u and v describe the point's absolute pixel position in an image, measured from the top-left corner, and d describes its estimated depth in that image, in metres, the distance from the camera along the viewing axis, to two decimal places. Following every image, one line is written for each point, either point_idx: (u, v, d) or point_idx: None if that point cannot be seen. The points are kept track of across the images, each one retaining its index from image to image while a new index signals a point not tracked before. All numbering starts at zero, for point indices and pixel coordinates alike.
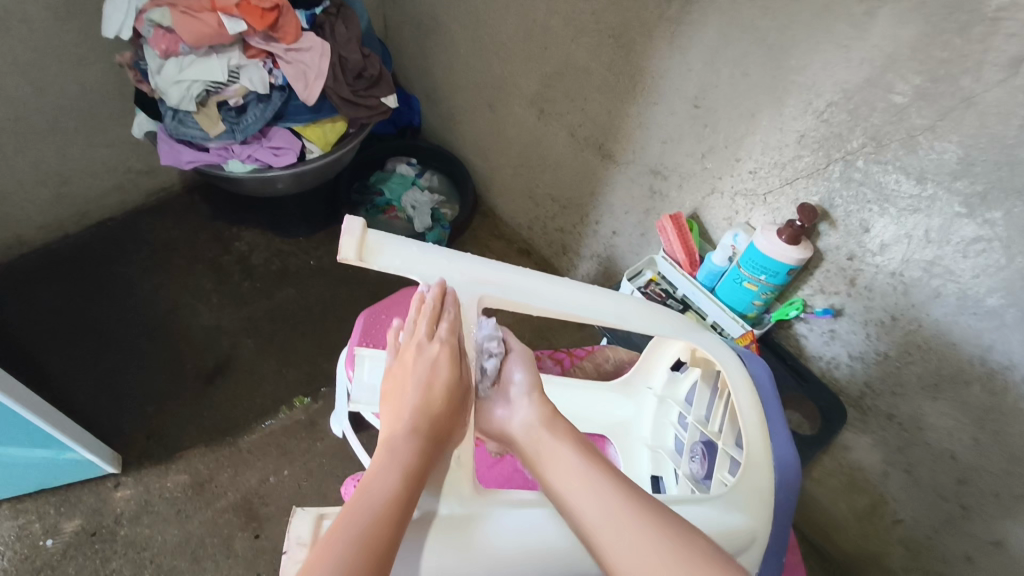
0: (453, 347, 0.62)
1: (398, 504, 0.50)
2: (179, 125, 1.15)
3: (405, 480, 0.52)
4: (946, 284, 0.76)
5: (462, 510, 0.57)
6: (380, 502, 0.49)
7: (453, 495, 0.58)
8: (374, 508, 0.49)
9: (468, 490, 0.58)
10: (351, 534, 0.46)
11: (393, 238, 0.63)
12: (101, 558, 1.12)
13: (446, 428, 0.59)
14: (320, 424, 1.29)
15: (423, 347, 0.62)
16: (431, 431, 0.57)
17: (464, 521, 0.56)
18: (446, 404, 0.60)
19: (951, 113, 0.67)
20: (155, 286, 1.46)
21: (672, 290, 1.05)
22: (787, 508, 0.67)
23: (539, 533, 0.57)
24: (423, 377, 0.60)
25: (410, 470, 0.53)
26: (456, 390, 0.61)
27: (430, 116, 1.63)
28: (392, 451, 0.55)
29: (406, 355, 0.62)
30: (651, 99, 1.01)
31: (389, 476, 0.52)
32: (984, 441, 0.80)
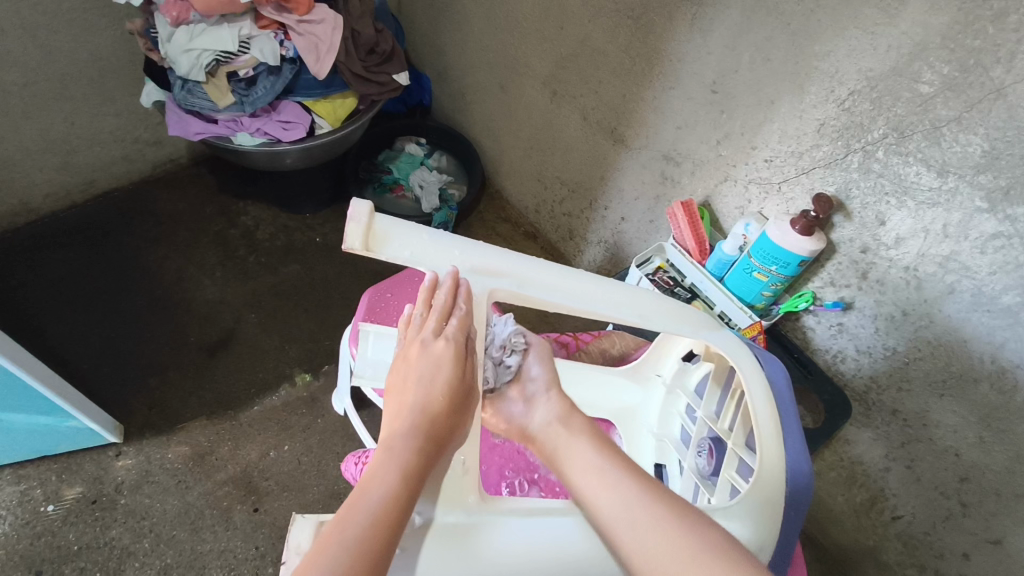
0: (459, 346, 0.60)
1: (397, 507, 0.48)
2: (188, 95, 1.14)
3: (404, 482, 0.51)
4: (962, 281, 0.75)
5: (464, 519, 0.55)
6: (378, 506, 0.48)
7: (453, 502, 0.56)
8: (371, 513, 0.47)
9: (472, 499, 0.56)
10: (347, 540, 0.44)
11: (403, 225, 0.61)
12: (101, 525, 1.12)
13: (446, 431, 0.57)
14: (321, 400, 1.29)
15: (428, 343, 0.60)
16: (431, 434, 0.56)
17: (465, 531, 0.55)
18: (449, 406, 0.58)
19: (978, 104, 0.66)
20: (160, 257, 1.45)
21: (680, 278, 1.04)
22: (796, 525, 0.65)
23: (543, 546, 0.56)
24: (426, 374, 0.58)
25: (410, 472, 0.51)
26: (460, 389, 0.59)
27: (441, 96, 1.61)
28: (390, 451, 0.53)
29: (411, 351, 0.60)
30: (667, 82, 0.99)
31: (388, 478, 0.50)
32: (989, 439, 0.80)
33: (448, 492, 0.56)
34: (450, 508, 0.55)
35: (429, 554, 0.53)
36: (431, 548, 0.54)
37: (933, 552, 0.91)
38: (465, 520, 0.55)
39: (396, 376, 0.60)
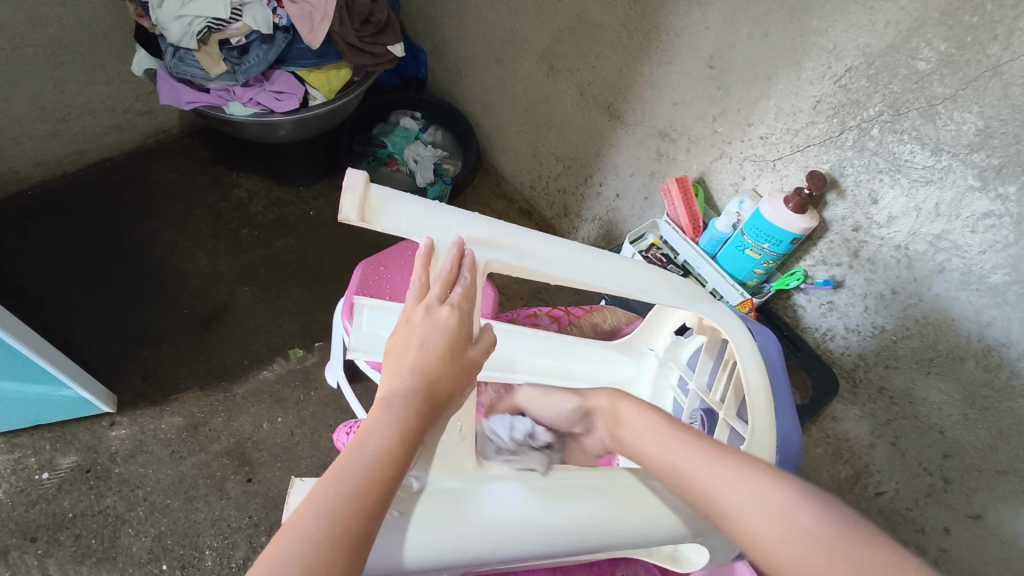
0: (463, 313, 0.58)
1: (390, 465, 0.48)
2: (179, 63, 1.12)
3: (401, 440, 0.50)
4: (952, 259, 0.76)
5: (459, 484, 0.56)
6: (373, 461, 0.47)
7: (449, 467, 0.57)
8: (363, 470, 0.46)
9: (467, 464, 0.58)
10: (340, 491, 0.44)
11: (398, 196, 0.61)
12: (95, 494, 1.13)
13: (447, 394, 0.56)
14: (315, 373, 1.30)
15: (432, 309, 0.57)
16: (433, 394, 0.54)
17: (458, 494, 0.55)
18: (452, 370, 0.56)
19: (975, 82, 0.66)
20: (153, 229, 1.44)
21: (673, 256, 1.04)
22: None
23: (536, 510, 0.56)
24: (429, 338, 0.56)
25: (408, 431, 0.50)
26: (461, 356, 0.57)
27: (437, 70, 1.59)
28: (389, 407, 0.52)
29: (412, 312, 0.58)
30: (664, 58, 0.98)
31: (384, 432, 0.49)
32: (973, 416, 0.81)
33: (444, 458, 0.58)
34: (445, 473, 0.57)
35: (424, 513, 0.53)
36: (426, 507, 0.53)
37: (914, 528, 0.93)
38: (460, 484, 0.56)
39: (396, 335, 0.57)
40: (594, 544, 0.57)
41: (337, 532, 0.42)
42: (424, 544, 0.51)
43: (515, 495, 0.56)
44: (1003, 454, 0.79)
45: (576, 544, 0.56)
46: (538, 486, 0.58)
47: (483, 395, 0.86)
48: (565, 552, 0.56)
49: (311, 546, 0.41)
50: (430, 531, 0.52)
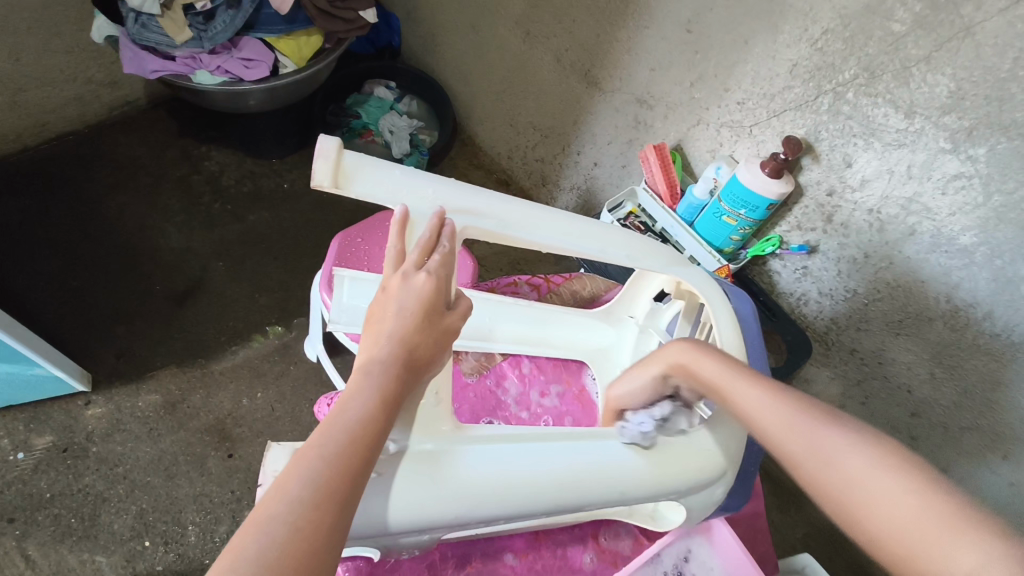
0: (441, 279, 0.57)
1: (370, 432, 0.47)
2: (142, 30, 1.08)
3: (382, 404, 0.50)
4: (923, 222, 0.77)
5: (437, 446, 0.56)
6: (354, 425, 0.47)
7: (428, 430, 0.57)
8: (343, 436, 0.46)
9: (445, 426, 0.59)
10: (324, 452, 0.44)
11: (371, 161, 0.60)
12: (74, 473, 1.12)
13: (427, 358, 0.55)
14: (294, 348, 1.29)
15: (408, 276, 0.56)
16: (413, 359, 0.54)
17: (436, 456, 0.55)
18: (432, 335, 0.56)
19: (948, 43, 0.66)
20: (122, 204, 1.40)
21: (651, 223, 1.04)
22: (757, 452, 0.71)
23: (516, 469, 0.56)
24: (407, 305, 0.55)
25: (388, 396, 0.50)
26: (439, 322, 0.57)
27: (411, 38, 1.56)
28: (369, 372, 0.51)
29: (389, 280, 0.57)
30: (641, 22, 0.97)
31: (365, 397, 0.49)
32: (940, 374, 0.83)
33: (423, 421, 0.58)
34: (425, 436, 0.57)
35: (405, 476, 0.53)
36: (407, 469, 0.53)
37: None
38: (438, 446, 0.56)
39: (373, 303, 0.56)
40: (575, 502, 0.58)
41: (321, 492, 0.42)
42: (405, 506, 0.52)
43: (494, 454, 0.57)
44: (967, 410, 0.82)
45: (556, 502, 0.57)
46: (516, 445, 0.58)
47: (463, 361, 0.85)
48: (545, 510, 0.57)
49: (297, 506, 0.41)
50: (412, 493, 0.52)
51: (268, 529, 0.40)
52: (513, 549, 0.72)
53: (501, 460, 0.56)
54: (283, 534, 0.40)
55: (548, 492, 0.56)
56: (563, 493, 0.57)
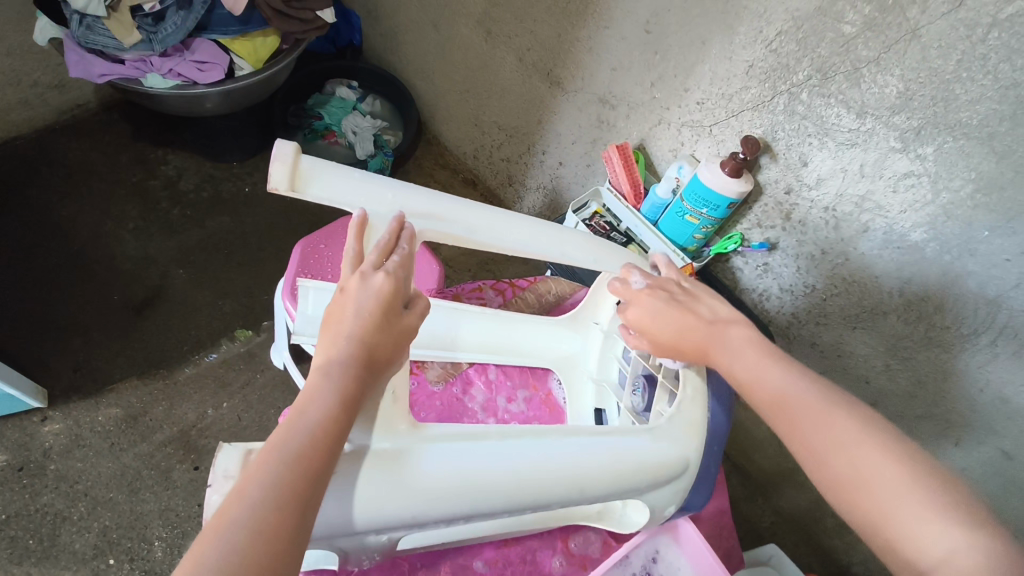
0: (399, 280, 0.56)
1: (330, 436, 0.47)
2: (87, 32, 1.03)
3: (341, 407, 0.49)
4: (875, 219, 0.79)
5: (394, 445, 0.55)
6: (315, 428, 0.46)
7: (387, 429, 0.56)
8: (303, 442, 0.45)
9: (401, 425, 0.56)
10: (283, 457, 0.44)
11: (329, 165, 0.59)
12: (30, 492, 1.08)
13: (387, 357, 0.54)
14: (260, 356, 1.26)
15: (367, 276, 0.55)
16: (372, 359, 0.53)
17: (396, 455, 0.54)
18: (392, 335, 0.55)
19: (896, 45, 0.68)
20: (75, 211, 1.36)
21: (616, 223, 1.04)
22: (717, 454, 0.73)
23: (480, 471, 0.55)
24: (365, 306, 0.53)
25: (349, 398, 0.49)
26: (400, 322, 0.56)
27: (373, 36, 1.53)
28: (327, 374, 0.50)
29: (347, 281, 0.55)
30: (602, 22, 0.97)
31: (325, 400, 0.48)
32: (894, 366, 0.86)
33: (381, 420, 0.56)
34: (383, 434, 0.55)
35: (366, 476, 0.51)
36: (367, 470, 0.52)
37: None
38: (396, 445, 0.55)
39: (330, 304, 0.55)
40: (540, 503, 0.58)
41: (281, 497, 0.42)
42: (369, 508, 0.50)
43: (456, 454, 0.56)
44: (921, 400, 0.85)
45: (519, 505, 0.56)
46: (478, 445, 0.57)
47: (428, 370, 0.84)
48: (507, 510, 0.56)
49: (258, 511, 0.40)
50: (374, 495, 0.51)
51: (228, 535, 0.39)
52: (483, 556, 0.72)
53: (462, 460, 0.56)
54: (242, 540, 0.39)
55: (510, 494, 0.56)
56: (525, 495, 0.57)
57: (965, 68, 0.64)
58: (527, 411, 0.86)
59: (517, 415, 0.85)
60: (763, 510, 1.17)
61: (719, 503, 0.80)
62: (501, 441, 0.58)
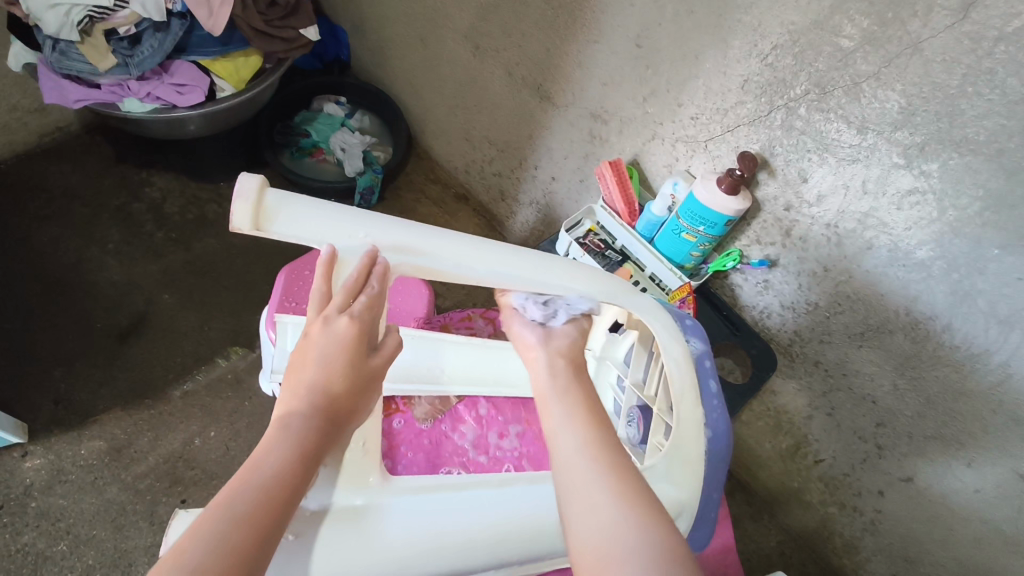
0: (365, 324, 0.55)
1: (285, 485, 0.46)
2: (62, 58, 1.01)
3: (298, 459, 0.48)
4: (879, 236, 0.76)
5: (362, 501, 0.58)
6: (269, 481, 0.45)
7: (356, 483, 0.59)
8: (253, 496, 0.43)
9: (371, 478, 0.60)
10: (232, 515, 0.42)
11: (298, 198, 0.55)
12: (11, 532, 1.05)
13: (348, 409, 0.54)
14: (248, 382, 1.23)
15: (330, 320, 0.54)
16: (333, 409, 0.52)
17: (360, 513, 0.57)
18: (354, 381, 0.54)
19: (896, 59, 0.65)
20: (55, 237, 1.32)
21: (611, 241, 1.02)
22: (715, 498, 0.71)
23: (444, 523, 0.58)
24: (328, 352, 0.53)
25: (305, 449, 0.49)
26: (361, 371, 0.55)
27: (359, 51, 1.51)
28: (285, 426, 0.49)
29: (312, 325, 0.55)
30: (591, 36, 0.94)
31: (282, 452, 0.47)
32: (902, 386, 0.83)
33: (349, 472, 0.59)
34: (352, 489, 0.59)
35: (330, 534, 0.55)
36: (331, 529, 0.55)
37: (852, 491, 0.97)
38: (365, 500, 0.59)
39: (296, 347, 0.54)
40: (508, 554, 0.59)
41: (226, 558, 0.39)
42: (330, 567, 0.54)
43: (419, 506, 0.59)
44: (930, 420, 0.82)
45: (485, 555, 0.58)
46: (443, 495, 0.60)
47: (416, 407, 0.83)
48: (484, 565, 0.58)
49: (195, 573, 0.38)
50: (335, 553, 0.55)
51: None
52: None
53: (424, 514, 0.59)
54: None
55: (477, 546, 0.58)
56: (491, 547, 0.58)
57: (970, 83, 0.62)
58: (519, 447, 0.84)
59: (508, 453, 0.83)
60: (768, 530, 1.14)
61: (723, 539, 0.78)
62: (470, 490, 0.62)
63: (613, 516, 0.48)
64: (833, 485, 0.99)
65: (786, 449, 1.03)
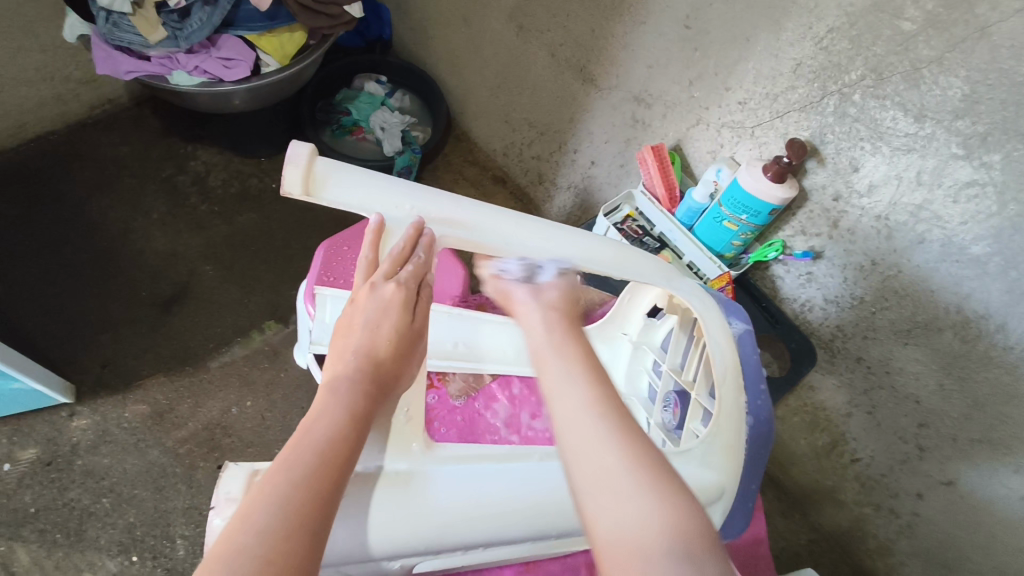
0: (411, 291, 0.57)
1: (342, 447, 0.46)
2: (114, 29, 1.03)
3: (352, 421, 0.49)
4: (932, 230, 0.73)
5: (408, 466, 0.57)
6: (324, 444, 0.46)
7: (401, 450, 0.57)
8: (312, 458, 0.44)
9: (415, 444, 0.58)
10: (293, 477, 0.42)
11: (346, 167, 0.55)
12: (58, 487, 1.09)
13: (395, 374, 0.56)
14: (284, 354, 1.25)
15: (377, 286, 0.56)
16: (380, 374, 0.54)
17: (408, 478, 0.56)
18: (400, 347, 0.56)
19: (962, 44, 0.62)
20: (104, 207, 1.36)
21: (649, 227, 1.00)
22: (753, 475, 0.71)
23: (493, 495, 0.57)
24: (374, 317, 0.55)
25: (359, 412, 0.50)
26: (406, 335, 0.56)
27: (402, 30, 1.50)
28: (337, 391, 0.51)
29: (359, 292, 0.57)
30: (639, 17, 0.93)
31: (336, 416, 0.48)
32: (948, 386, 0.80)
33: (394, 438, 0.57)
34: (398, 455, 0.57)
35: (378, 499, 0.54)
36: (381, 491, 0.54)
37: (888, 492, 0.94)
38: (411, 466, 0.57)
39: (343, 315, 0.57)
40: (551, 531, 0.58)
41: (293, 518, 0.40)
42: (384, 534, 0.53)
43: (466, 475, 0.58)
44: (977, 424, 0.79)
45: (532, 529, 0.57)
46: (488, 466, 0.59)
47: (450, 384, 0.84)
48: (524, 537, 0.58)
49: (264, 537, 0.39)
50: (385, 520, 0.53)
51: (230, 564, 0.37)
52: None
53: (470, 483, 0.57)
54: (251, 568, 0.37)
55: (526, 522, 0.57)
56: (540, 523, 0.57)
57: None
58: (551, 428, 0.84)
59: (541, 434, 0.83)
60: (799, 527, 1.12)
61: (756, 530, 0.78)
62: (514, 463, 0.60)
63: (643, 514, 0.42)
64: (868, 485, 0.97)
65: (822, 446, 1.01)
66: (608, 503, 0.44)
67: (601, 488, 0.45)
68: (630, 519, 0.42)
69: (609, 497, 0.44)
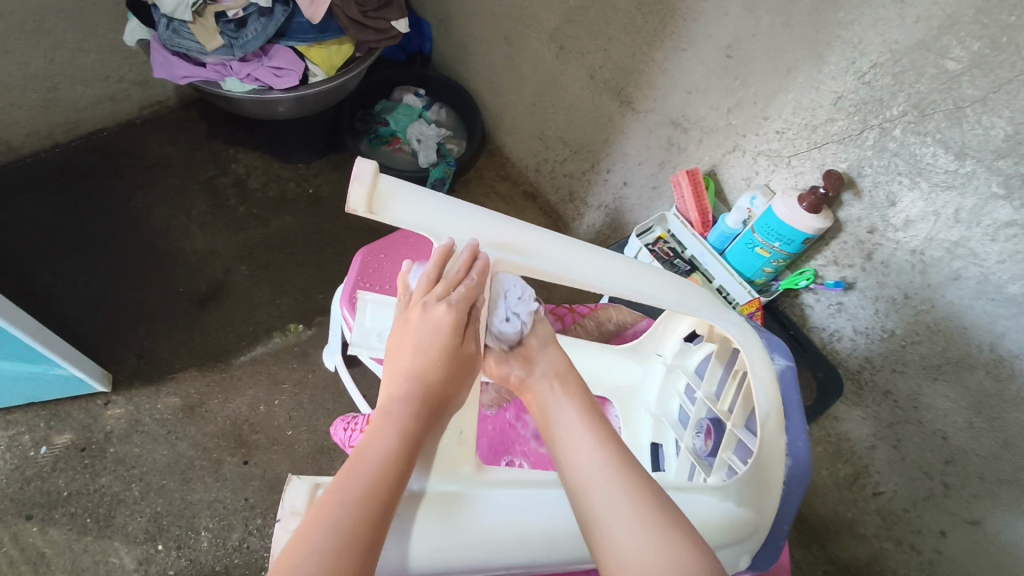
0: (462, 312, 0.59)
1: (393, 467, 0.49)
2: (173, 35, 1.08)
3: (404, 443, 0.51)
4: (968, 267, 0.74)
5: (455, 487, 0.58)
6: (377, 466, 0.48)
7: (449, 471, 0.59)
8: (365, 480, 0.47)
9: (465, 467, 0.60)
10: (348, 497, 0.45)
11: (406, 188, 0.59)
12: (90, 472, 1.13)
13: (447, 395, 0.58)
14: (312, 355, 1.28)
15: (430, 307, 0.59)
16: (431, 394, 0.56)
17: (455, 498, 0.57)
18: (452, 369, 0.58)
19: (1007, 85, 0.63)
20: (148, 204, 1.41)
21: (680, 249, 1.02)
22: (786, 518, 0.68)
23: (534, 519, 0.58)
24: (427, 338, 0.58)
25: (409, 434, 0.52)
26: (457, 356, 0.59)
27: (442, 45, 1.54)
28: (390, 413, 0.53)
29: (413, 312, 0.60)
30: (680, 44, 0.95)
31: (388, 438, 0.51)
32: (978, 425, 0.80)
33: (442, 460, 0.59)
34: (445, 477, 0.58)
35: (423, 518, 0.55)
36: (424, 512, 0.55)
37: (911, 528, 0.93)
38: (459, 487, 0.58)
39: (398, 335, 0.60)
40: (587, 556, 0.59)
41: (345, 538, 0.43)
42: (427, 553, 0.54)
43: (508, 498, 0.59)
44: (1007, 464, 0.79)
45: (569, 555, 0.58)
46: (528, 490, 0.60)
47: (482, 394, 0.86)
48: (562, 561, 0.58)
49: (320, 556, 0.41)
50: (429, 539, 0.54)
51: None
52: None
53: (512, 506, 0.58)
54: None
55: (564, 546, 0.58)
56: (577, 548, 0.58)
57: None
58: None
59: None
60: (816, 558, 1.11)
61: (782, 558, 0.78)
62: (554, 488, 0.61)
63: (643, 542, 0.48)
64: (890, 520, 0.96)
65: (844, 477, 1.00)
66: (614, 529, 0.49)
67: (600, 520, 0.51)
68: (638, 545, 0.48)
69: (611, 518, 0.50)
